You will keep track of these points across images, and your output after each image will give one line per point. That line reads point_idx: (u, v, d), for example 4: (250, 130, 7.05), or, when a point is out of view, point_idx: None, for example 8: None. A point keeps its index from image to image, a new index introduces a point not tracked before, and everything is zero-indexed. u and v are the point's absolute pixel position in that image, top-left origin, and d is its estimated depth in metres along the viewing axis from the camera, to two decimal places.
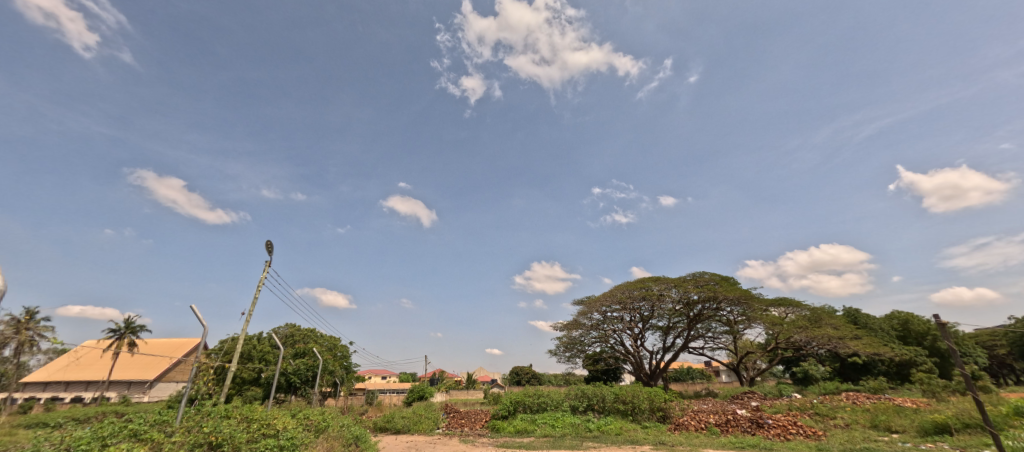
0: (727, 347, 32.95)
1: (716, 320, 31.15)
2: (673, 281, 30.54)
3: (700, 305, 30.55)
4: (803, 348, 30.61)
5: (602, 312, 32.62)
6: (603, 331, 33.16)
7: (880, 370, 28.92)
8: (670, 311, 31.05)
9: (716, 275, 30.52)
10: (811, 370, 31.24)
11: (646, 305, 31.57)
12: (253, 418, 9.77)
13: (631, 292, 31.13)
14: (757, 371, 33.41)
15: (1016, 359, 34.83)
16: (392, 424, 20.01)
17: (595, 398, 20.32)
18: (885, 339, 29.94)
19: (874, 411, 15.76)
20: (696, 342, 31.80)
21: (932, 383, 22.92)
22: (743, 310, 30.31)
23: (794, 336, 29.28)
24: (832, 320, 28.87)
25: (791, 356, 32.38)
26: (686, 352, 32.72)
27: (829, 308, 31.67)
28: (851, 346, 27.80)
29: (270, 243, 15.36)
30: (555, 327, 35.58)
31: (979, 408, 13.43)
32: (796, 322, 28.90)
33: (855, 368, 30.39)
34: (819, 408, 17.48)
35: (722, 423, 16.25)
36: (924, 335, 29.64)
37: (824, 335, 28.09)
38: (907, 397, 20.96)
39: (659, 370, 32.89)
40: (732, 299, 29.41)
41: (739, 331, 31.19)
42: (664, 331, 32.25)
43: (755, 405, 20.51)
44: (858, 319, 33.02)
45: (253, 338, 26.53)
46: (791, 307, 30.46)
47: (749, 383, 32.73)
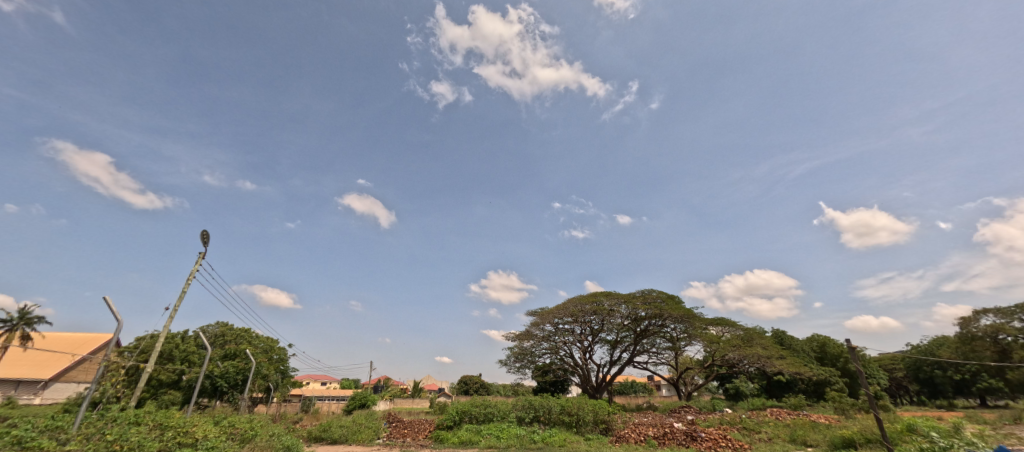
0: (669, 363, 34.36)
1: (661, 337, 32.38)
2: (623, 297, 31.48)
3: (648, 321, 31.68)
4: (736, 365, 32.45)
5: (555, 324, 32.89)
6: (554, 343, 33.42)
7: (800, 388, 31.31)
8: (619, 326, 31.91)
9: (663, 293, 31.68)
10: (741, 387, 33.49)
11: (597, 319, 32.22)
12: (168, 424, 8.75)
13: (584, 306, 31.76)
14: (694, 386, 35.12)
15: (912, 382, 39.28)
16: (328, 433, 18.80)
17: (542, 410, 20.30)
18: (805, 360, 32.65)
19: (793, 426, 16.95)
20: (641, 356, 32.91)
21: (843, 401, 25.08)
22: (686, 327, 31.69)
23: (729, 355, 30.96)
24: (762, 340, 30.98)
25: (725, 373, 34.28)
26: (631, 366, 33.78)
27: (760, 330, 33.90)
28: (777, 365, 29.88)
29: (207, 233, 14.25)
30: (509, 337, 35.37)
31: (879, 425, 14.90)
32: (731, 341, 30.69)
33: (778, 385, 32.68)
34: (747, 423, 18.54)
35: (660, 436, 16.79)
36: (838, 357, 32.59)
37: (754, 354, 29.94)
38: (821, 414, 22.81)
39: (605, 383, 33.65)
40: (676, 317, 30.71)
41: (681, 348, 32.63)
42: (612, 344, 33.07)
43: (691, 418, 21.44)
44: (783, 340, 35.82)
45: (177, 336, 24.15)
46: (728, 326, 32.30)
47: (686, 398, 34.31)
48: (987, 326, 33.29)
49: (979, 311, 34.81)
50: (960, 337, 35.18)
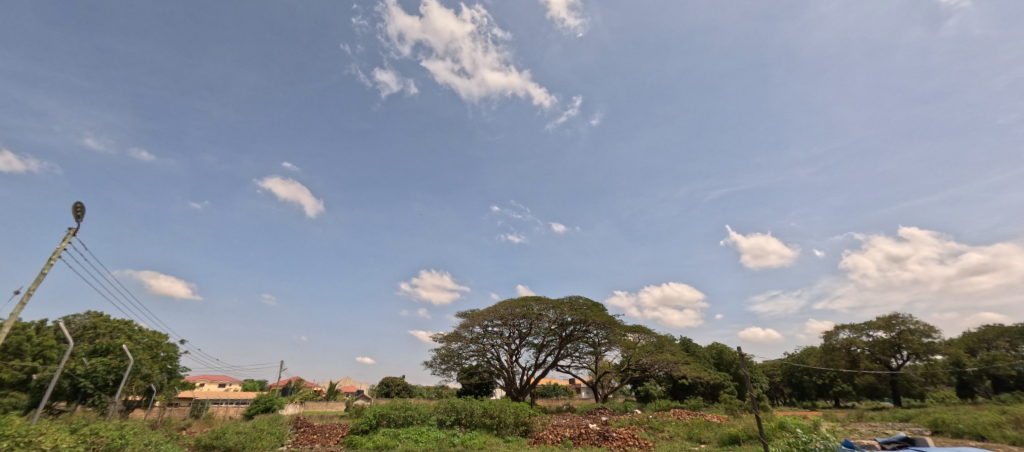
0: (589, 366, 35.78)
1: (584, 341, 33.59)
2: (552, 303, 32.22)
3: (573, 326, 32.71)
4: (647, 369, 34.70)
5: (484, 327, 32.65)
6: (482, 345, 33.16)
7: (700, 390, 34.44)
8: (546, 330, 32.52)
9: (589, 300, 32.95)
10: (650, 389, 35.98)
11: (525, 323, 32.56)
12: (4, 433, 7.06)
13: (513, 309, 31.95)
14: (610, 388, 36.97)
15: (786, 385, 45.33)
16: (221, 441, 16.68)
17: (464, 413, 19.90)
18: (705, 365, 36.02)
19: (691, 425, 18.46)
20: (564, 360, 33.88)
21: (732, 402, 28.00)
22: (607, 333, 33.19)
23: (643, 360, 32.97)
24: (671, 347, 33.56)
25: (638, 377, 36.53)
26: (554, 370, 34.62)
27: (670, 337, 36.70)
28: (682, 369, 32.52)
29: (80, 205, 11.92)
30: (437, 338, 34.45)
31: (760, 423, 16.75)
32: (645, 347, 32.76)
33: (682, 388, 35.64)
34: (653, 422, 19.83)
35: (576, 436, 17.27)
36: (731, 363, 36.41)
37: (664, 359, 32.26)
38: (715, 414, 25.22)
39: (528, 386, 34.08)
40: (599, 323, 32.10)
41: (602, 352, 34.11)
42: (538, 348, 33.63)
43: (604, 419, 22.44)
44: (689, 347, 39.18)
45: (28, 327, 19.98)
46: (643, 333, 34.50)
47: (602, 400, 36.04)
48: (843, 339, 39.29)
49: (838, 326, 41.00)
50: (823, 347, 41.08)
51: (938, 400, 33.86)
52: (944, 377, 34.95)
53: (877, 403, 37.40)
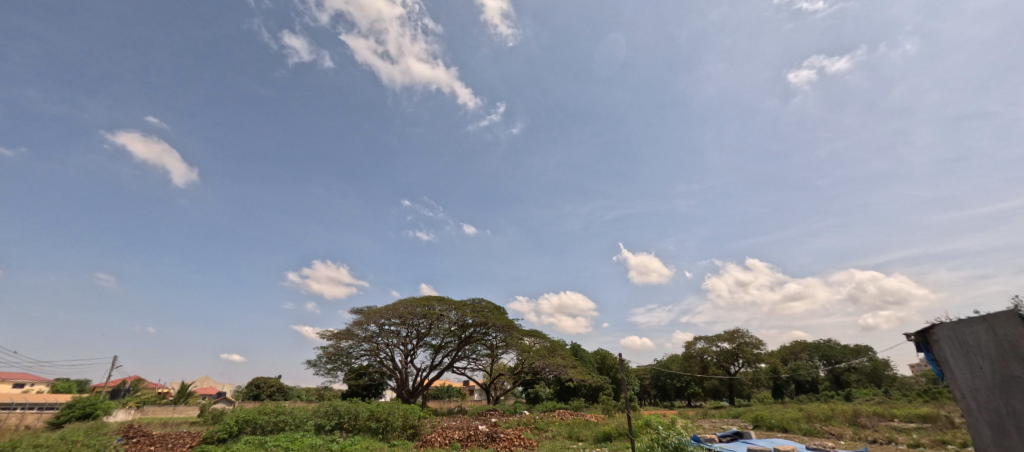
0: (485, 369, 35.61)
1: (483, 344, 33.32)
2: (454, 304, 31.41)
3: (473, 329, 32.22)
4: (538, 372, 35.67)
5: (380, 325, 30.40)
6: (375, 345, 30.83)
7: (583, 392, 36.78)
8: (445, 331, 31.48)
9: (491, 303, 32.91)
10: (539, 391, 37.14)
11: (425, 322, 31.15)
12: None
13: (414, 309, 30.33)
14: (502, 391, 37.32)
15: (652, 388, 50.86)
16: None
17: (347, 416, 17.93)
18: (590, 369, 38.66)
19: (572, 425, 19.28)
20: (461, 362, 33.20)
21: (609, 403, 30.17)
22: (505, 337, 33.36)
23: (536, 363, 33.81)
24: (562, 352, 35.19)
25: (529, 379, 37.36)
26: (450, 371, 33.72)
27: (562, 342, 38.43)
28: (570, 373, 34.24)
29: None
30: (325, 335, 31.19)
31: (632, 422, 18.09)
32: (539, 351, 33.71)
33: (567, 390, 37.68)
34: (539, 422, 20.25)
35: (464, 438, 16.65)
36: (612, 367, 39.81)
37: (555, 363, 33.48)
38: (594, 414, 26.83)
39: (421, 388, 32.59)
40: (499, 326, 32.18)
41: (498, 355, 34.20)
42: (436, 349, 32.43)
43: (494, 421, 22.36)
44: (577, 352, 41.65)
45: None
46: (538, 338, 35.51)
47: (494, 401, 36.15)
48: (698, 348, 45.24)
49: (696, 337, 47.09)
50: (683, 355, 46.60)
51: (759, 399, 40.60)
52: (764, 382, 42.13)
53: (718, 402, 43.63)
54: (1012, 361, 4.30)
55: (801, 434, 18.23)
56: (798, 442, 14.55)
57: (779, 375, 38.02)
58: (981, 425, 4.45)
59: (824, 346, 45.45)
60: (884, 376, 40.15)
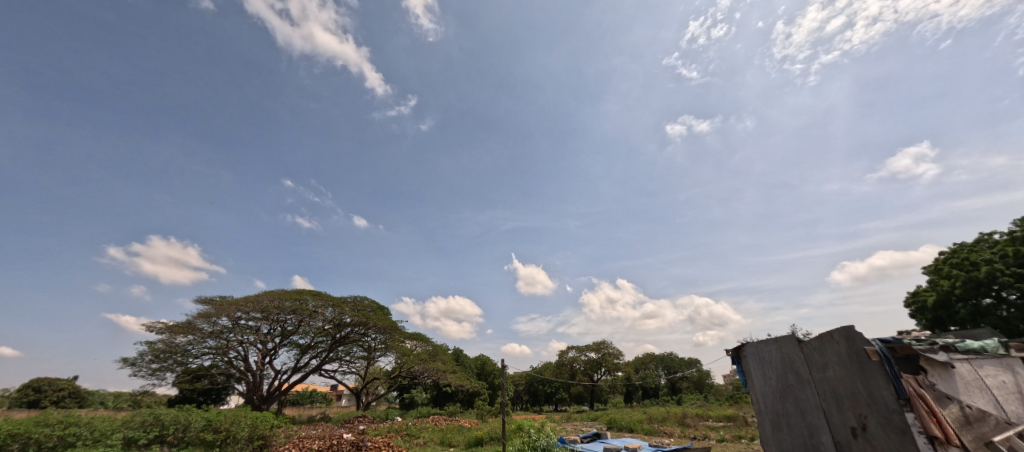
0: (358, 372, 33.30)
1: (359, 345, 31.19)
2: (332, 300, 28.79)
3: (350, 328, 29.91)
4: (416, 377, 34.59)
5: (235, 319, 26.32)
6: (224, 342, 26.55)
7: (459, 397, 37.00)
8: (317, 330, 28.59)
9: (375, 303, 31.17)
10: (415, 396, 36.16)
11: (293, 319, 27.84)
12: None
13: (281, 302, 26.92)
14: (375, 396, 35.30)
15: (525, 393, 53.58)
16: None
17: (173, 427, 13.65)
18: (469, 374, 39.15)
19: (445, 431, 19.13)
20: (331, 364, 30.52)
21: (484, 408, 30.71)
22: (385, 339, 31.75)
23: (414, 367, 32.87)
24: (444, 356, 34.94)
25: (405, 384, 36.01)
26: (316, 375, 30.69)
27: (444, 347, 38.09)
28: (448, 378, 34.03)
29: None
30: (155, 328, 25.83)
31: (502, 427, 18.74)
32: (420, 355, 32.86)
33: (444, 395, 37.45)
34: (411, 429, 19.60)
35: (326, 448, 15.27)
36: (490, 373, 41.00)
37: (434, 367, 33.06)
38: (467, 419, 26.97)
39: (277, 393, 29.13)
40: (380, 328, 30.56)
41: (375, 358, 32.40)
42: (302, 349, 29.27)
43: (361, 428, 20.93)
44: (458, 357, 41.79)
45: None
46: (420, 341, 34.54)
47: (363, 408, 33.93)
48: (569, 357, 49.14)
49: (569, 346, 51.21)
50: (556, 362, 50.04)
51: (613, 403, 45.39)
52: (619, 388, 47.40)
53: (580, 407, 47.64)
54: (791, 373, 5.44)
55: (642, 434, 20.93)
56: (640, 440, 16.66)
57: (631, 382, 43.21)
58: (768, 425, 5.77)
59: (667, 358, 53.31)
60: (707, 384, 48.67)
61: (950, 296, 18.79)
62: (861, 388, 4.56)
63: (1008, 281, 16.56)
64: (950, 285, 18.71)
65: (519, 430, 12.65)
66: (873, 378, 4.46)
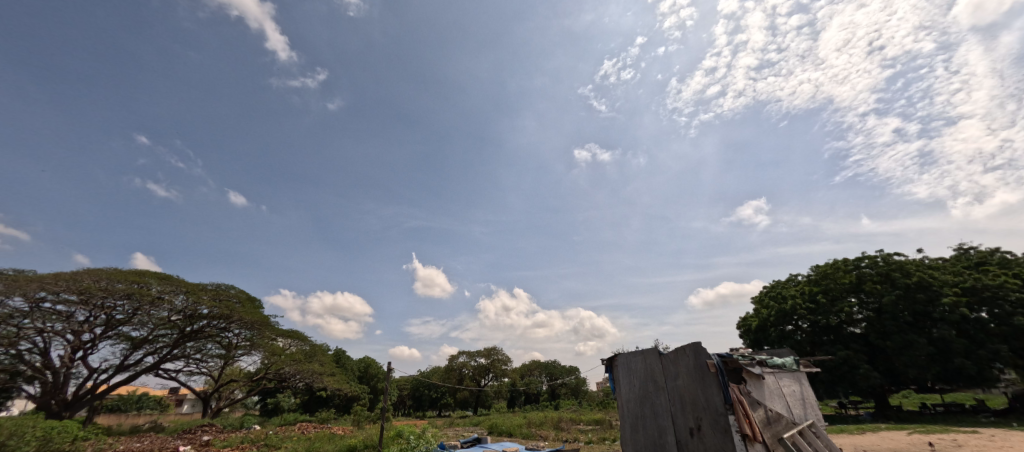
0: (210, 373, 28.81)
1: (214, 342, 27.10)
2: (185, 286, 23.94)
3: (206, 322, 25.72)
4: (285, 380, 31.15)
5: (36, 301, 20.77)
6: (13, 330, 20.76)
7: (334, 403, 34.45)
8: (159, 322, 23.94)
9: (243, 293, 27.41)
10: (282, 402, 32.20)
11: (126, 306, 22.79)
12: None
13: (111, 284, 21.48)
14: (229, 401, 30.84)
15: (409, 398, 52.27)
16: None
17: None
18: (349, 377, 36.72)
19: (312, 440, 17.54)
20: (173, 363, 25.93)
21: (361, 414, 29.00)
22: (251, 335, 28.00)
23: (284, 369, 29.66)
24: (322, 357, 32.12)
25: (270, 387, 32.17)
26: (150, 375, 25.77)
27: (324, 347, 35.17)
28: (324, 381, 31.38)
29: None
30: None
31: (378, 434, 17.95)
32: (293, 355, 29.70)
33: (316, 400, 34.46)
34: (270, 439, 17.53)
35: None
36: (373, 377, 39.01)
37: (309, 369, 30.30)
38: (340, 426, 25.15)
39: (88, 397, 23.95)
40: (246, 322, 26.94)
41: (234, 357, 28.50)
42: (135, 344, 24.33)
43: (206, 440, 18.05)
44: (340, 359, 38.93)
45: None
46: (296, 340, 31.07)
47: (211, 415, 29.06)
48: (459, 361, 49.24)
49: (459, 351, 51.33)
50: (445, 367, 49.70)
51: (496, 409, 46.54)
52: (503, 393, 48.82)
53: (463, 412, 47.84)
54: (650, 381, 6.33)
55: (520, 438, 21.87)
56: (517, 444, 17.54)
57: (515, 388, 44.90)
58: (628, 427, 6.70)
59: (550, 365, 56.65)
60: (582, 391, 52.83)
61: (767, 322, 23.42)
62: (700, 395, 5.43)
63: (803, 313, 21.37)
64: (768, 314, 23.33)
65: (396, 436, 12.19)
66: (710, 387, 5.31)
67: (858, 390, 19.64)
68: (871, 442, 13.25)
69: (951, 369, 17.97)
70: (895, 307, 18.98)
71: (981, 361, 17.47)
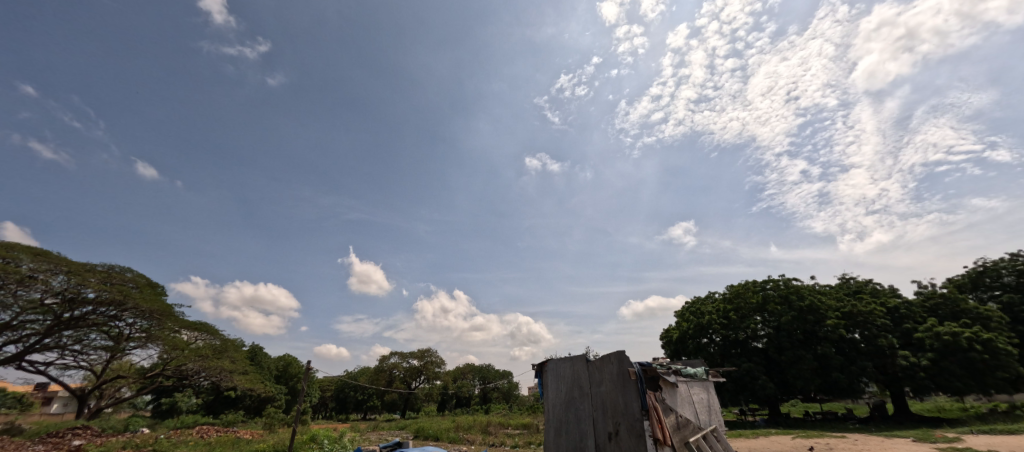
0: (91, 368, 25.04)
1: (100, 332, 23.62)
2: (67, 265, 20.61)
3: (92, 308, 22.36)
4: (187, 378, 27.92)
5: None
6: None
7: (244, 404, 31.55)
8: (29, 306, 20.37)
9: (143, 277, 24.21)
10: (179, 402, 28.46)
11: None
12: None
13: None
14: (113, 401, 26.98)
15: (332, 400, 49.52)
16: None
17: None
18: (264, 376, 33.85)
19: (212, 445, 15.84)
20: (42, 354, 22.16)
21: (274, 417, 26.73)
22: (148, 326, 24.80)
23: (186, 365, 26.58)
24: (234, 354, 29.19)
25: (167, 385, 28.58)
26: (10, 367, 21.80)
27: (237, 342, 32.09)
28: (234, 380, 28.58)
29: None
30: None
31: (292, 438, 16.69)
32: (199, 350, 26.70)
33: (223, 401, 31.36)
34: (160, 444, 15.58)
35: None
36: (292, 377, 36.37)
37: (217, 367, 27.43)
38: (248, 430, 23.00)
39: None
40: (143, 311, 23.80)
41: (125, 350, 25.04)
42: None
43: (76, 445, 15.60)
44: (255, 356, 35.79)
45: None
46: (205, 334, 27.87)
47: (88, 417, 25.15)
48: (390, 362, 47.45)
49: (391, 352, 49.52)
50: (374, 368, 47.67)
51: (424, 412, 45.36)
52: (434, 396, 47.77)
53: (390, 415, 46.07)
54: (575, 386, 6.53)
55: (447, 442, 21.55)
56: (441, 448, 17.29)
57: (446, 391, 44.15)
58: (551, 431, 6.84)
59: (484, 369, 56.52)
60: (513, 395, 53.26)
61: (686, 334, 25.31)
62: (619, 400, 5.68)
63: (717, 327, 23.41)
64: (688, 326, 25.24)
65: (311, 441, 11.44)
66: (628, 393, 5.59)
67: (756, 398, 21.84)
68: (763, 445, 14.76)
69: (830, 382, 20.59)
70: (790, 326, 21.43)
71: (852, 375, 20.27)
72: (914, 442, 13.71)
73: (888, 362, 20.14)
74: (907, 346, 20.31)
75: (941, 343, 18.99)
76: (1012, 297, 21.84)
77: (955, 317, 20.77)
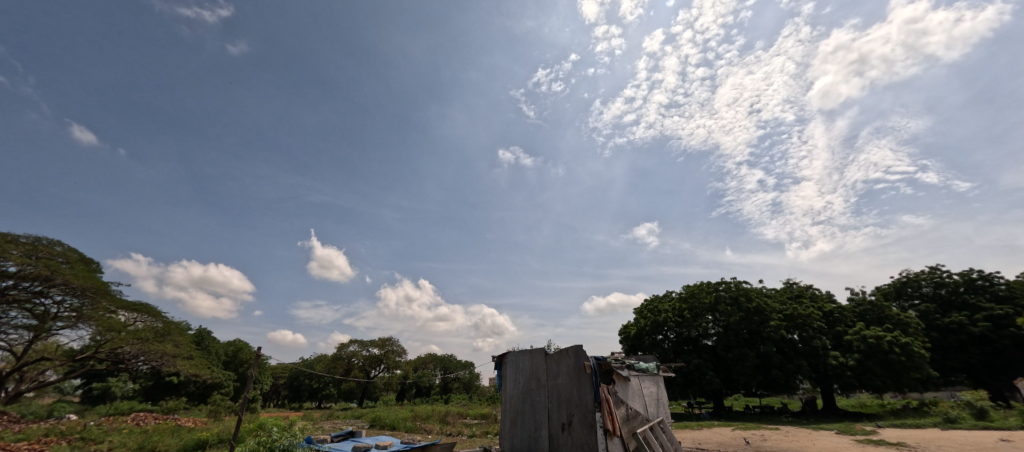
0: (10, 349, 22.86)
1: (22, 310, 21.55)
2: None
3: (13, 283, 20.37)
4: (123, 361, 26.06)
5: None
6: None
7: (187, 390, 29.92)
8: None
9: (74, 252, 22.29)
10: (113, 387, 26.63)
11: None
12: None
13: None
14: (37, 384, 24.81)
15: (285, 388, 47.91)
16: None
17: None
18: (211, 362, 32.19)
19: (149, 433, 14.99)
20: None
21: (219, 404, 25.48)
22: (80, 305, 22.89)
23: (122, 348, 24.79)
24: (178, 337, 27.51)
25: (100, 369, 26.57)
26: None
27: (182, 326, 30.26)
28: (177, 365, 26.99)
29: None
30: None
31: (237, 428, 15.96)
32: (138, 333, 24.95)
33: (164, 387, 29.65)
34: (89, 432, 14.59)
35: None
36: (242, 363, 34.85)
37: (158, 351, 25.77)
38: (190, 418, 21.77)
39: None
40: (73, 288, 21.92)
41: (51, 331, 23.04)
42: None
43: None
44: (202, 340, 33.97)
45: None
46: (144, 315, 26.07)
47: (4, 402, 22.97)
48: (349, 350, 46.38)
49: (350, 340, 48.40)
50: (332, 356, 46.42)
51: (382, 401, 44.71)
52: (393, 385, 47.22)
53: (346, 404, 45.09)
54: (533, 379, 6.65)
55: (403, 431, 21.39)
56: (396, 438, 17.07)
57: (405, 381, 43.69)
58: (507, 421, 6.97)
59: (446, 359, 56.42)
60: (474, 386, 53.53)
61: (643, 331, 26.28)
62: (573, 391, 5.86)
63: (672, 324, 24.48)
64: (645, 323, 26.22)
65: (258, 429, 10.99)
66: (583, 385, 5.77)
67: (703, 393, 23.08)
68: (705, 436, 15.67)
69: (769, 378, 22.08)
70: (738, 325, 22.75)
71: (789, 372, 21.83)
72: (837, 435, 15.02)
73: (820, 361, 21.86)
74: (837, 347, 22.08)
75: (866, 345, 20.78)
76: (929, 306, 24.21)
77: (880, 322, 22.81)
